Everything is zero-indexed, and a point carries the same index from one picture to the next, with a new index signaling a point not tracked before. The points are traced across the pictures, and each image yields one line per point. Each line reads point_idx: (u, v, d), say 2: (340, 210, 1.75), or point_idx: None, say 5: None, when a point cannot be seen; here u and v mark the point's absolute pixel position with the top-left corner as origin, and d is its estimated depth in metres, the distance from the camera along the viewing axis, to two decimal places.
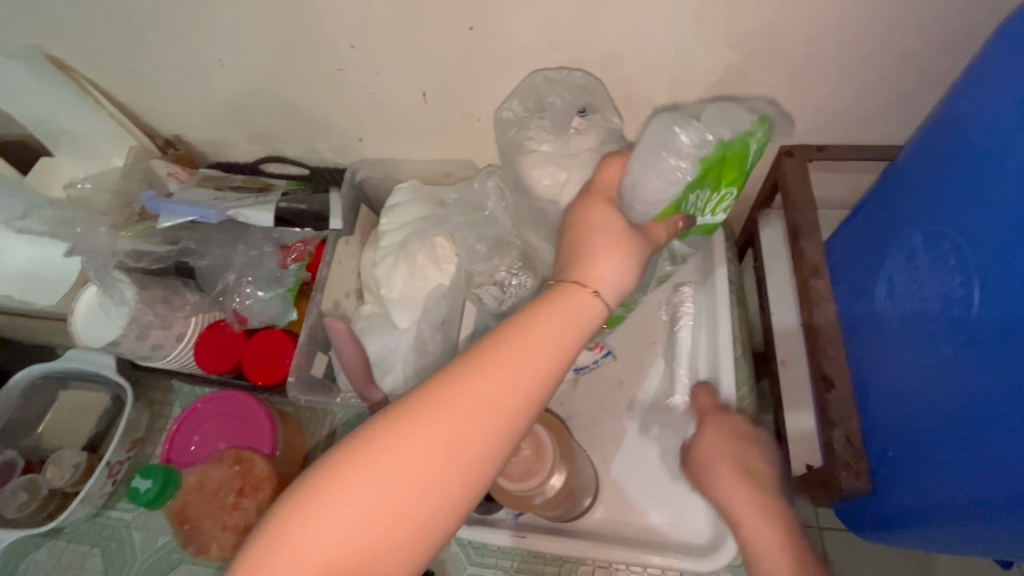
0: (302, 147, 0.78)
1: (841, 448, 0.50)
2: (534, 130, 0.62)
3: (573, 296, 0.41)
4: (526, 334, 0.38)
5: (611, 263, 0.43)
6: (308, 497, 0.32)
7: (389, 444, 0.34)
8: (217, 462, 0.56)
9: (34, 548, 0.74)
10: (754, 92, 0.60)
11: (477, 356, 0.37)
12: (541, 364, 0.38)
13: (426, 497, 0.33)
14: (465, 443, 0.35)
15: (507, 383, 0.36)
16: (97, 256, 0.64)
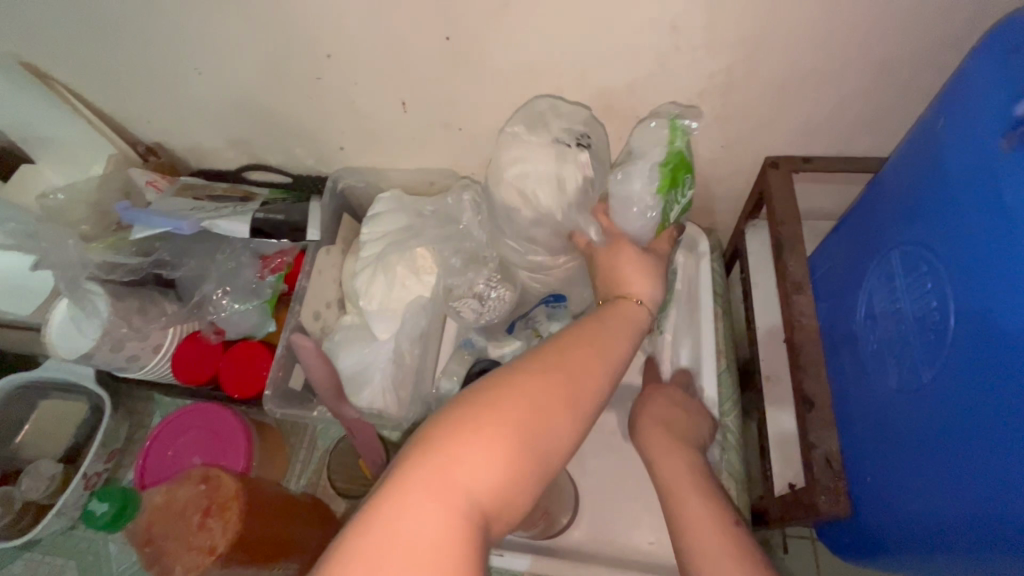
0: (283, 155, 0.77)
1: (820, 470, 0.48)
2: (534, 159, 0.58)
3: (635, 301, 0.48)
4: (612, 320, 0.44)
5: (645, 283, 0.50)
6: (452, 434, 0.33)
7: (522, 389, 0.36)
8: (182, 480, 0.51)
9: (9, 560, 0.73)
10: (738, 104, 0.59)
11: (571, 332, 0.42)
12: (629, 342, 0.43)
13: (552, 441, 0.35)
14: (582, 396, 0.37)
15: (607, 351, 0.41)
16: (68, 269, 0.63)
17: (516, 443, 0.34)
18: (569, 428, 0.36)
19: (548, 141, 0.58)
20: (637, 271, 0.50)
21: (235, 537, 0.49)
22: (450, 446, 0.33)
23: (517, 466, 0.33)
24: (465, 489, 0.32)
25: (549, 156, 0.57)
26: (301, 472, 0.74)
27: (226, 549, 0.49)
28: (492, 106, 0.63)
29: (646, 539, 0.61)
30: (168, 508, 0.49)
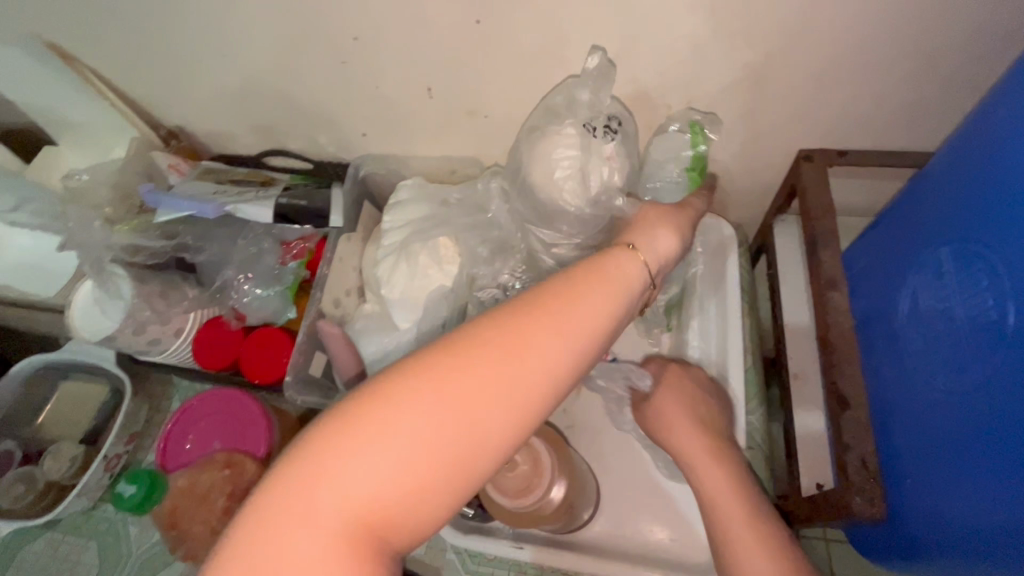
0: (305, 141, 0.77)
1: (854, 472, 0.47)
2: (560, 144, 0.57)
3: (627, 261, 0.42)
4: (578, 287, 0.38)
5: (659, 240, 0.49)
6: (344, 428, 0.30)
7: (434, 379, 0.31)
8: (209, 465, 0.63)
9: (30, 539, 0.74)
10: (774, 95, 0.57)
11: (524, 301, 0.36)
12: (598, 316, 0.36)
13: (469, 437, 0.31)
14: (511, 385, 0.32)
15: (561, 329, 0.35)
16: (91, 251, 0.63)
17: (417, 443, 0.30)
18: (491, 424, 0.32)
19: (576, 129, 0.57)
20: (652, 238, 0.49)
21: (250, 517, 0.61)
22: (342, 442, 0.29)
23: (422, 463, 0.30)
24: (350, 497, 0.29)
25: (580, 140, 0.56)
26: None
27: None
28: (517, 94, 0.62)
29: (670, 536, 0.60)
30: (194, 488, 0.62)
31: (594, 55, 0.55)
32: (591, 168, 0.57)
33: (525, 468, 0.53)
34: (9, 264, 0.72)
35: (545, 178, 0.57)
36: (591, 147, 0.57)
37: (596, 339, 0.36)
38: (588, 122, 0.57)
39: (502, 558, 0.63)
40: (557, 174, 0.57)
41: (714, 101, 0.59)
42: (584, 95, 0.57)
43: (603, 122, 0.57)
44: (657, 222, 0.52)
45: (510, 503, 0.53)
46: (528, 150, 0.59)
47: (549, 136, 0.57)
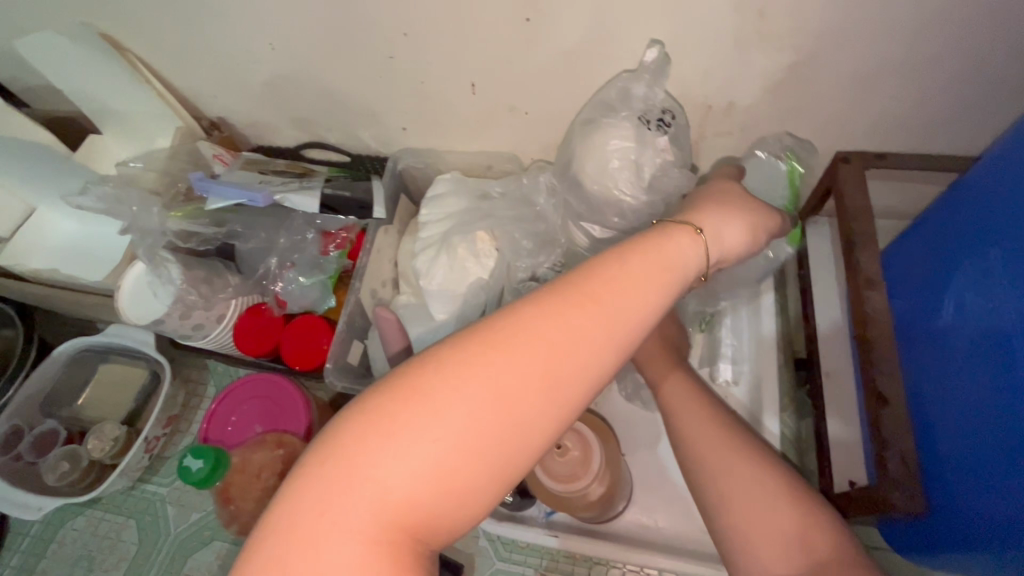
0: (343, 134, 0.78)
1: (894, 467, 0.50)
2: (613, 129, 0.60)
3: (675, 244, 0.41)
4: (623, 273, 0.36)
5: (725, 229, 0.47)
6: (378, 422, 0.30)
7: (470, 375, 0.31)
8: (261, 446, 0.64)
9: (72, 516, 0.76)
10: (816, 97, 0.58)
11: (565, 288, 0.35)
12: (641, 306, 0.35)
13: (508, 431, 0.31)
14: (552, 378, 0.32)
15: (605, 320, 0.34)
16: (149, 235, 0.65)
17: (455, 439, 0.30)
18: (531, 417, 0.31)
19: (632, 119, 0.60)
20: (720, 222, 0.47)
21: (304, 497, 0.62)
22: (377, 438, 0.29)
23: (461, 457, 0.30)
24: (387, 494, 0.29)
25: (637, 130, 0.60)
26: None
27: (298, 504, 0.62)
28: (561, 93, 0.63)
29: (701, 529, 0.61)
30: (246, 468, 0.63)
31: (651, 49, 0.55)
32: (643, 159, 0.61)
33: (576, 454, 0.55)
34: (56, 248, 0.74)
35: (596, 170, 0.61)
36: (643, 140, 0.60)
37: (640, 329, 0.35)
38: (643, 115, 0.59)
39: (535, 546, 0.65)
40: (609, 166, 0.60)
41: (756, 102, 0.60)
42: (639, 90, 0.58)
43: (657, 115, 0.59)
44: (728, 204, 0.50)
45: (556, 487, 0.55)
46: (580, 141, 0.62)
47: (601, 128, 0.60)
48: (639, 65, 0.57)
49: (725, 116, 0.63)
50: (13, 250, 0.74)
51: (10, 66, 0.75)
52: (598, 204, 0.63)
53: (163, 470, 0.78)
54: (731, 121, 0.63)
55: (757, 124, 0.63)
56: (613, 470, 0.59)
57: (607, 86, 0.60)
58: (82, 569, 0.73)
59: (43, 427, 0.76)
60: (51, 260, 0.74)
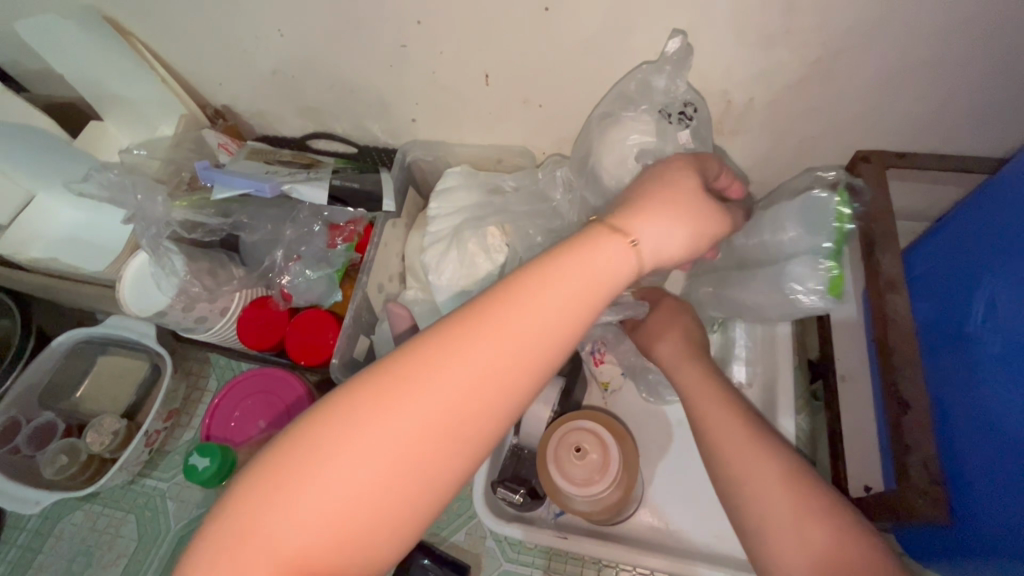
0: (352, 125, 0.76)
1: (917, 473, 0.49)
2: (631, 122, 0.60)
3: (603, 247, 0.39)
4: (528, 295, 0.36)
5: (659, 228, 0.42)
6: (295, 464, 0.32)
7: (374, 410, 0.32)
8: None
9: (70, 510, 0.75)
10: (840, 94, 0.57)
11: (468, 316, 0.36)
12: (547, 328, 0.36)
13: (416, 462, 0.32)
14: (455, 407, 0.33)
15: (508, 345, 0.35)
16: (152, 224, 0.63)
17: (363, 473, 0.31)
18: (440, 448, 0.33)
19: (653, 114, 0.59)
20: (655, 221, 0.42)
21: None
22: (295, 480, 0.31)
23: (369, 493, 0.31)
24: (298, 534, 0.30)
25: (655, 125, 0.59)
26: None
27: None
28: (577, 85, 0.61)
29: (713, 533, 0.60)
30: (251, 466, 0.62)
31: (674, 40, 0.53)
32: (665, 152, 0.59)
33: (594, 457, 0.55)
34: (57, 237, 0.73)
35: (615, 163, 0.60)
36: (665, 134, 0.59)
37: (548, 350, 0.36)
38: (665, 108, 0.59)
39: (543, 547, 0.64)
40: (629, 160, 0.60)
41: (777, 98, 0.58)
42: (660, 82, 0.57)
43: (678, 109, 0.59)
44: (670, 198, 0.45)
45: (572, 491, 0.54)
46: (600, 136, 0.61)
47: (619, 124, 0.60)
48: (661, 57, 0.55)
49: (745, 112, 0.61)
50: (11, 238, 0.72)
51: (10, 49, 0.73)
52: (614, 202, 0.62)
53: (162, 465, 0.76)
54: (750, 117, 0.61)
55: (776, 121, 0.61)
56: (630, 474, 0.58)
57: (626, 78, 0.59)
58: (81, 564, 0.72)
59: (40, 419, 0.74)
60: (52, 249, 0.72)
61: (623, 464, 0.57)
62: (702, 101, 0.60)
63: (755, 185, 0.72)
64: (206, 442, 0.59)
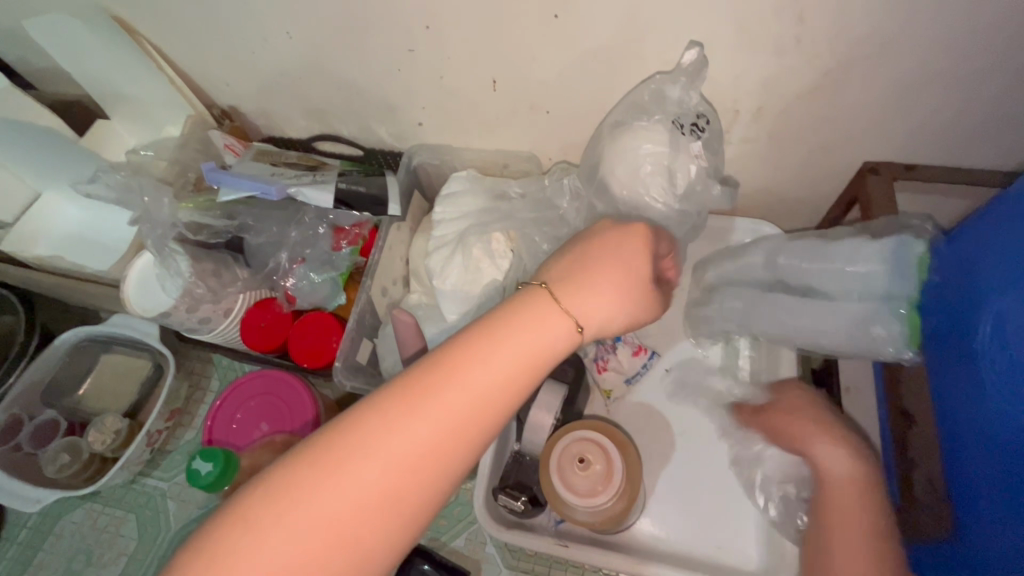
0: (358, 127, 0.76)
1: (924, 492, 0.52)
2: (641, 131, 0.58)
3: (540, 321, 0.41)
4: (469, 369, 0.38)
5: (599, 300, 0.44)
6: (226, 547, 0.32)
7: (308, 496, 0.33)
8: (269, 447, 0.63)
9: (70, 509, 0.75)
10: (848, 104, 0.57)
11: (408, 392, 0.37)
12: (486, 403, 0.38)
13: (350, 545, 0.33)
14: (393, 487, 0.34)
15: (447, 423, 0.36)
16: (158, 226, 0.64)
17: (293, 562, 0.32)
18: (375, 528, 0.34)
19: (665, 122, 0.57)
20: (594, 293, 0.44)
21: None
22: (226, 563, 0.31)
23: None
24: None
25: (670, 133, 0.57)
26: None
27: None
28: (585, 92, 0.61)
29: (714, 544, 0.60)
30: (253, 469, 0.61)
31: (691, 50, 0.53)
32: (677, 166, 0.58)
33: (598, 468, 0.55)
34: (61, 235, 0.73)
35: (625, 174, 0.58)
36: (677, 143, 0.58)
37: (487, 424, 0.38)
38: (677, 118, 0.57)
39: (543, 554, 0.64)
40: (641, 170, 0.58)
41: (787, 108, 0.58)
42: (674, 92, 0.56)
43: (691, 119, 0.57)
44: (606, 262, 0.46)
45: (577, 502, 0.55)
46: (608, 145, 0.60)
47: (631, 131, 0.58)
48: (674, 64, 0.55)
49: (752, 122, 0.61)
50: (17, 235, 0.72)
51: (18, 47, 0.73)
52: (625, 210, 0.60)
53: (164, 465, 0.76)
54: (759, 127, 0.61)
55: (786, 130, 0.61)
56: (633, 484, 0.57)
57: (640, 87, 0.58)
58: (81, 563, 0.72)
59: (42, 418, 0.74)
60: (57, 247, 0.72)
61: (626, 475, 0.57)
62: (713, 110, 0.59)
63: (763, 195, 0.71)
64: (210, 445, 0.58)
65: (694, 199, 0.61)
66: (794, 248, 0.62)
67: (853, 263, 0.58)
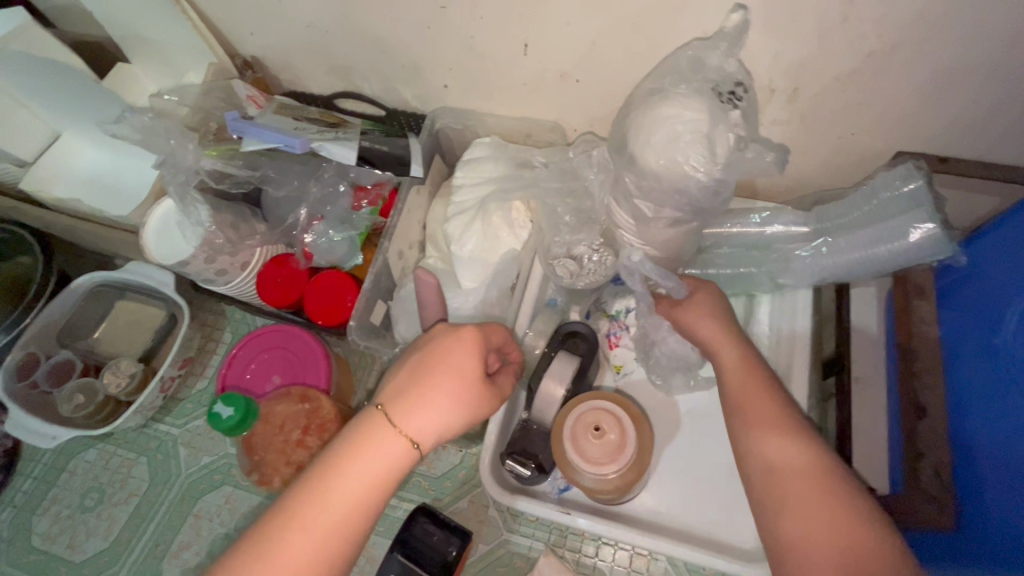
0: (382, 86, 0.75)
1: (928, 481, 0.50)
2: (671, 97, 0.50)
3: (378, 440, 0.42)
4: (310, 510, 0.40)
5: (430, 408, 0.43)
6: None
7: None
8: (283, 399, 0.62)
9: (84, 448, 0.77)
10: (888, 92, 0.55)
11: (257, 544, 0.39)
12: (339, 534, 0.40)
13: None
14: None
15: (300, 563, 0.39)
16: (181, 173, 0.63)
17: None
18: None
19: (704, 95, 0.50)
20: (427, 401, 0.43)
21: None
22: None
23: None
24: None
25: (708, 102, 0.49)
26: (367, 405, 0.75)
27: None
28: (618, 62, 0.59)
29: (714, 521, 0.61)
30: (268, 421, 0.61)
31: (736, 14, 0.51)
32: (716, 134, 0.49)
33: (612, 437, 0.56)
34: (81, 178, 0.72)
35: (663, 142, 0.49)
36: (716, 114, 0.49)
37: (346, 548, 0.40)
38: (715, 84, 0.52)
39: (544, 521, 0.65)
40: (678, 139, 0.49)
41: (823, 89, 0.57)
42: (713, 59, 0.53)
43: (730, 87, 0.52)
44: (443, 358, 0.45)
45: (587, 468, 0.55)
46: (639, 110, 0.51)
47: (669, 98, 0.50)
48: (716, 33, 0.53)
49: (788, 103, 0.59)
50: (36, 174, 0.71)
51: None
52: (653, 181, 0.51)
53: (175, 411, 0.78)
54: (792, 108, 0.60)
55: (820, 113, 0.59)
56: (644, 453, 0.58)
57: (678, 54, 0.56)
58: (93, 500, 0.74)
59: (58, 356, 0.75)
60: (77, 190, 0.72)
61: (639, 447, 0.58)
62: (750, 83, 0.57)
63: (790, 181, 0.70)
64: (232, 391, 0.57)
65: (740, 167, 0.51)
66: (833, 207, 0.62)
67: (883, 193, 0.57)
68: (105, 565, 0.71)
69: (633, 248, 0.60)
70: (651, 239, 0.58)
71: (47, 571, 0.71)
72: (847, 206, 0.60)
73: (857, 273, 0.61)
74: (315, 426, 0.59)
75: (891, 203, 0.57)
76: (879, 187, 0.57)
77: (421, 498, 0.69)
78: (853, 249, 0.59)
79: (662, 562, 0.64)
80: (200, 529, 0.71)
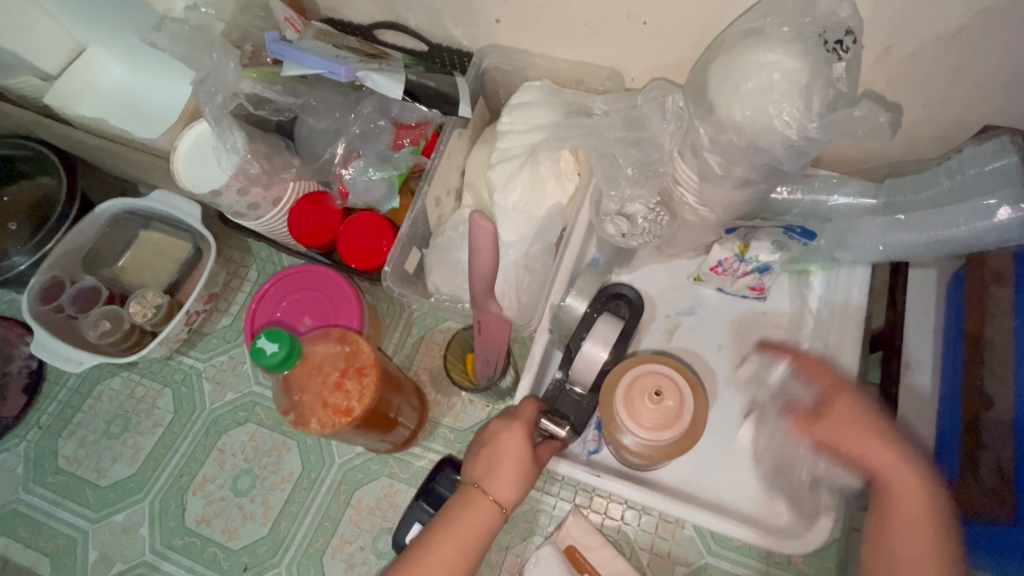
0: (426, 18, 0.69)
1: (987, 470, 0.50)
2: (764, 44, 0.45)
3: (475, 505, 0.52)
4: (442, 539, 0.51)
5: (513, 478, 0.53)
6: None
7: None
8: (325, 338, 0.59)
9: (109, 376, 0.76)
10: (998, 56, 0.50)
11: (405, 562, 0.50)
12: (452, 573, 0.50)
13: None
14: None
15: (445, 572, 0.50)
16: (216, 95, 0.59)
17: None
18: None
19: (801, 44, 0.45)
20: (508, 472, 0.53)
21: (367, 404, 0.57)
22: None
23: None
24: None
25: (804, 52, 0.45)
26: (394, 353, 0.74)
27: (357, 412, 0.56)
28: (696, 5, 0.54)
29: (745, 495, 0.60)
30: (307, 360, 0.56)
31: None
32: (813, 88, 0.45)
33: (670, 404, 0.54)
34: (106, 96, 0.68)
35: (753, 92, 0.45)
36: (818, 65, 0.45)
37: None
38: (821, 32, 0.47)
39: (572, 480, 0.65)
40: (772, 89, 0.45)
41: (922, 50, 0.51)
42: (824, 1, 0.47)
43: (837, 36, 0.47)
44: (513, 432, 0.54)
45: (643, 434, 0.54)
46: (726, 59, 0.47)
47: (765, 43, 0.45)
48: None
49: (879, 65, 0.54)
50: (61, 89, 0.68)
51: None
52: (733, 135, 0.47)
53: (199, 346, 0.77)
54: (884, 70, 0.54)
55: (914, 74, 0.54)
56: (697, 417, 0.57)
57: None
58: (118, 427, 0.74)
59: (84, 283, 0.74)
60: (101, 108, 0.68)
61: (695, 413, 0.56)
62: None
63: (860, 152, 0.65)
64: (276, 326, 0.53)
65: (832, 127, 0.46)
66: (904, 182, 0.58)
67: (971, 167, 0.54)
68: (130, 490, 0.71)
69: (690, 208, 0.57)
70: (712, 200, 0.55)
71: (74, 491, 0.72)
72: (926, 181, 0.57)
73: (919, 253, 0.57)
74: (354, 367, 0.57)
75: (980, 179, 0.53)
76: (966, 162, 0.55)
77: (446, 449, 0.69)
78: (928, 228, 0.55)
79: (687, 530, 0.64)
80: (224, 463, 0.71)
